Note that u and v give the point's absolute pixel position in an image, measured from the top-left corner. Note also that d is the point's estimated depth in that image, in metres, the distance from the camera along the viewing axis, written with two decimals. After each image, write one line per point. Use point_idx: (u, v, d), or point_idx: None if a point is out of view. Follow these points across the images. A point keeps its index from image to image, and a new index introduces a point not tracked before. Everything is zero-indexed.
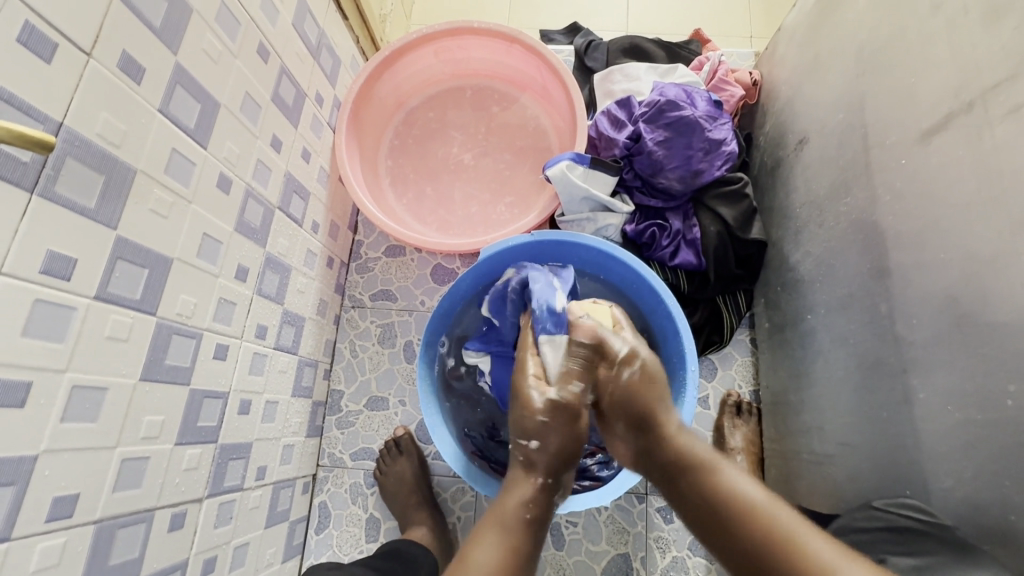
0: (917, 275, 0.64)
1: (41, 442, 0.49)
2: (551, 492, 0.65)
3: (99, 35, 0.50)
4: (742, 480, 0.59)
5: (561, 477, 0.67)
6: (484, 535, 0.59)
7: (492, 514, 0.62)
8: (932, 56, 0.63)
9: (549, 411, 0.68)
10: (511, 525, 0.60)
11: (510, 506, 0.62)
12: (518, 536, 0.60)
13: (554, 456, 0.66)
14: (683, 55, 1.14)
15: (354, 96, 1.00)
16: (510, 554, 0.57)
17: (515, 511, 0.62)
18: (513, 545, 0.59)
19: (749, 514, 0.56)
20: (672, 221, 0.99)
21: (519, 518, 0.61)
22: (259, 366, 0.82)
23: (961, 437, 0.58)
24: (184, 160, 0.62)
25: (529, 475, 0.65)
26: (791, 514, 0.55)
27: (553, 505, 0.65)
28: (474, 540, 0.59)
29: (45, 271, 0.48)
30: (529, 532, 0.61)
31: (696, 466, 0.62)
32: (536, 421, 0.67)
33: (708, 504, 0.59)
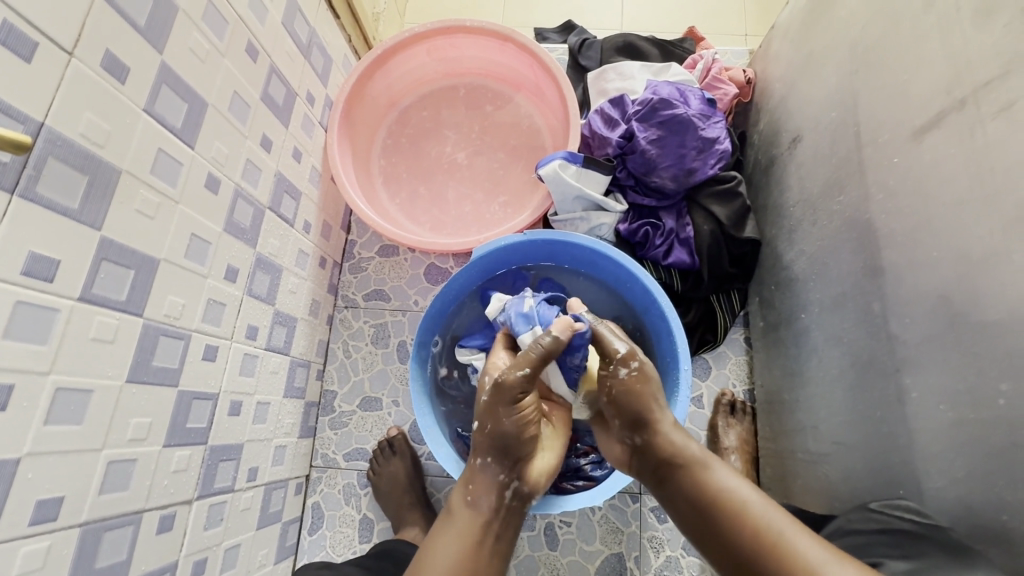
0: (909, 273, 0.63)
1: (24, 445, 0.48)
2: (501, 480, 0.67)
3: (81, 34, 0.50)
4: (734, 479, 0.61)
5: (512, 460, 0.68)
6: (442, 528, 0.65)
7: (452, 507, 0.67)
8: (925, 53, 0.63)
9: (495, 395, 0.67)
10: (466, 527, 0.64)
11: (461, 496, 0.67)
12: (472, 523, 0.64)
13: (505, 442, 0.67)
14: (678, 54, 1.13)
15: (347, 95, 0.99)
16: (463, 541, 0.63)
17: (463, 501, 0.66)
18: (465, 533, 0.64)
19: (743, 513, 0.58)
20: (666, 220, 0.99)
21: (475, 517, 0.65)
22: (250, 366, 0.81)
23: (954, 436, 0.58)
24: (171, 160, 0.62)
25: (476, 462, 0.68)
26: (785, 517, 0.57)
27: (509, 495, 0.67)
28: (437, 531, 0.65)
29: (27, 272, 0.47)
30: (481, 521, 0.65)
31: (691, 464, 0.63)
32: (483, 404, 0.69)
33: (703, 503, 0.60)
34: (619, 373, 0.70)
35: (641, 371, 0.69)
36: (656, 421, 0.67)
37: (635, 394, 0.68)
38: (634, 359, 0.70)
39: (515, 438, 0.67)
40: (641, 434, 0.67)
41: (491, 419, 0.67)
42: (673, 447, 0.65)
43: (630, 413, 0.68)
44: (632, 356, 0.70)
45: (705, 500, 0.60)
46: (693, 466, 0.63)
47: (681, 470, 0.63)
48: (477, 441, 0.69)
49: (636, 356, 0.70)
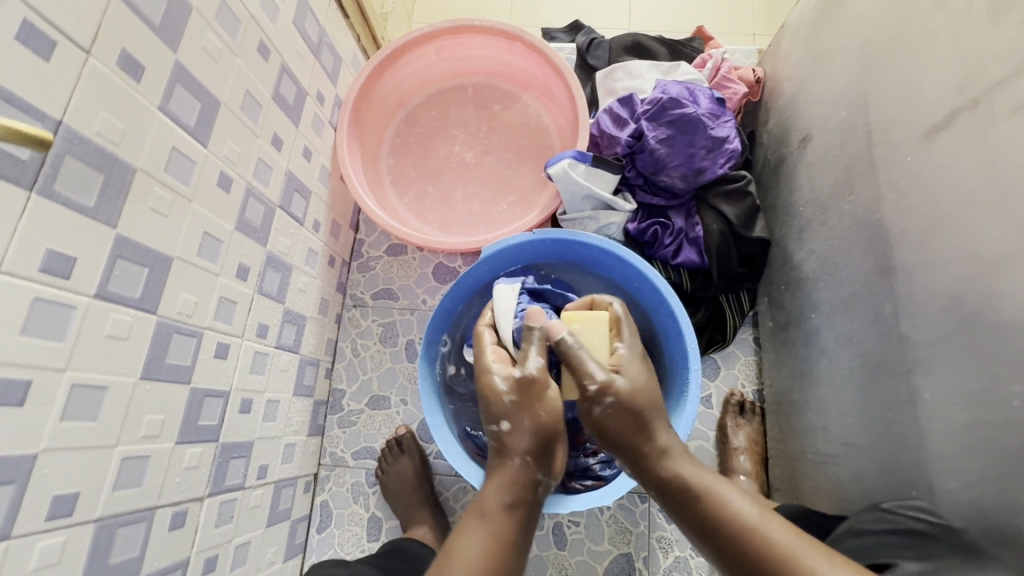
0: (923, 273, 0.63)
1: (40, 441, 0.49)
2: (535, 476, 0.64)
3: (98, 33, 0.50)
4: (736, 500, 0.59)
5: (547, 459, 0.65)
6: (468, 529, 0.60)
7: (474, 506, 0.63)
8: (938, 51, 0.63)
9: (517, 390, 0.67)
10: (498, 525, 0.60)
11: (489, 496, 0.62)
12: (502, 522, 0.60)
13: (538, 437, 0.64)
14: (686, 53, 1.13)
15: (356, 95, 1.00)
16: (497, 546, 0.58)
17: (497, 500, 0.62)
18: (496, 534, 0.59)
19: (748, 537, 0.56)
20: (675, 219, 0.98)
21: (508, 518, 0.61)
22: (260, 364, 0.81)
23: (968, 437, 0.57)
24: (184, 159, 0.62)
25: (511, 460, 0.64)
26: (794, 537, 0.56)
27: (542, 492, 0.64)
28: (459, 534, 0.60)
29: (44, 269, 0.47)
30: (516, 521, 0.61)
31: (691, 487, 0.61)
32: (512, 402, 0.66)
33: (709, 528, 0.59)
34: (595, 411, 0.66)
35: (616, 407, 0.64)
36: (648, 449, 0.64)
37: (620, 429, 0.64)
38: (609, 394, 0.64)
39: (552, 433, 0.65)
40: (637, 462, 0.65)
41: (515, 413, 0.66)
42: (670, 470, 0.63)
43: (621, 444, 0.65)
44: (607, 389, 0.64)
45: (709, 524, 0.59)
46: (693, 490, 0.61)
47: (681, 494, 0.62)
48: (509, 441, 0.65)
49: (609, 390, 0.64)
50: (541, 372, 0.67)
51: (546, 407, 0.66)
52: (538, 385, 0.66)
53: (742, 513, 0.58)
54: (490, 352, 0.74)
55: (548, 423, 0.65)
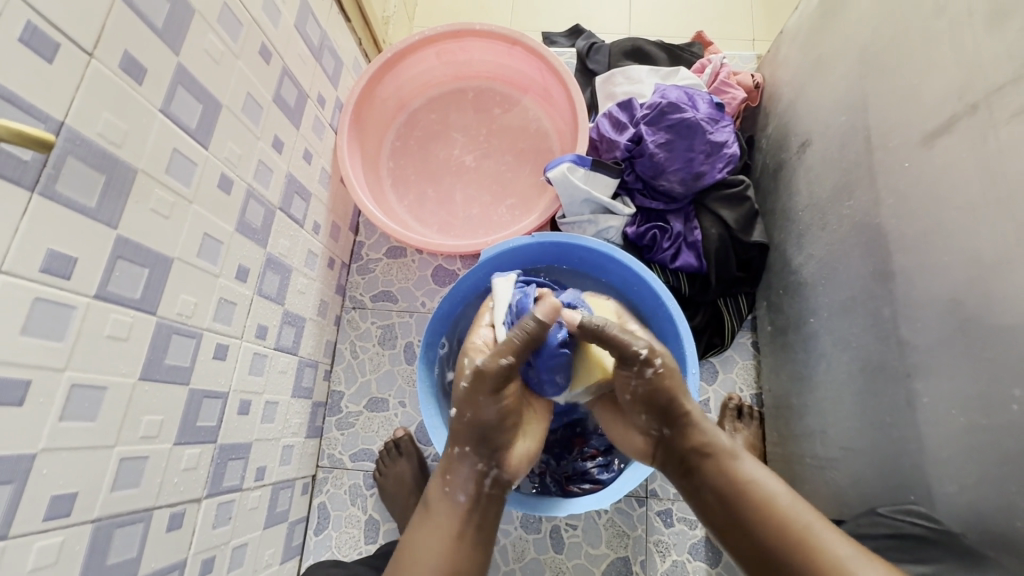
0: (921, 277, 0.63)
1: (39, 441, 0.49)
2: (478, 468, 0.69)
3: (101, 36, 0.51)
4: (762, 470, 0.62)
5: (492, 449, 0.69)
6: (417, 521, 0.66)
7: (424, 499, 0.69)
8: (936, 58, 0.63)
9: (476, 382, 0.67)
10: (445, 518, 0.66)
11: (435, 487, 0.69)
12: (447, 511, 0.66)
13: (482, 426, 0.68)
14: (685, 58, 1.13)
15: (357, 98, 1.00)
16: (442, 533, 0.64)
17: (442, 493, 0.67)
18: (443, 524, 0.65)
19: (768, 506, 0.58)
20: (674, 223, 0.99)
21: (455, 510, 0.66)
22: (259, 366, 0.82)
23: (967, 441, 0.57)
24: (185, 160, 0.62)
25: (456, 451, 0.69)
26: (811, 512, 0.58)
27: (488, 483, 0.68)
28: (410, 527, 0.67)
29: (45, 270, 0.48)
30: (460, 510, 0.66)
31: (722, 455, 0.64)
32: (462, 392, 0.69)
33: (728, 494, 0.61)
34: (646, 374, 0.67)
35: (667, 367, 0.67)
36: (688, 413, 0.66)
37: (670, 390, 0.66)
38: (657, 356, 0.67)
39: (495, 427, 0.68)
40: (673, 425, 0.67)
41: (471, 405, 0.68)
42: (703, 438, 0.65)
43: (664, 407, 0.67)
44: (656, 353, 0.67)
45: (732, 490, 0.61)
46: (726, 458, 0.63)
47: (709, 462, 0.64)
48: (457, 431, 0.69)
49: (659, 354, 0.67)
50: (490, 362, 0.67)
51: (489, 400, 0.67)
52: (489, 377, 0.67)
53: (767, 482, 0.60)
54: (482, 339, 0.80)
55: (494, 413, 0.68)
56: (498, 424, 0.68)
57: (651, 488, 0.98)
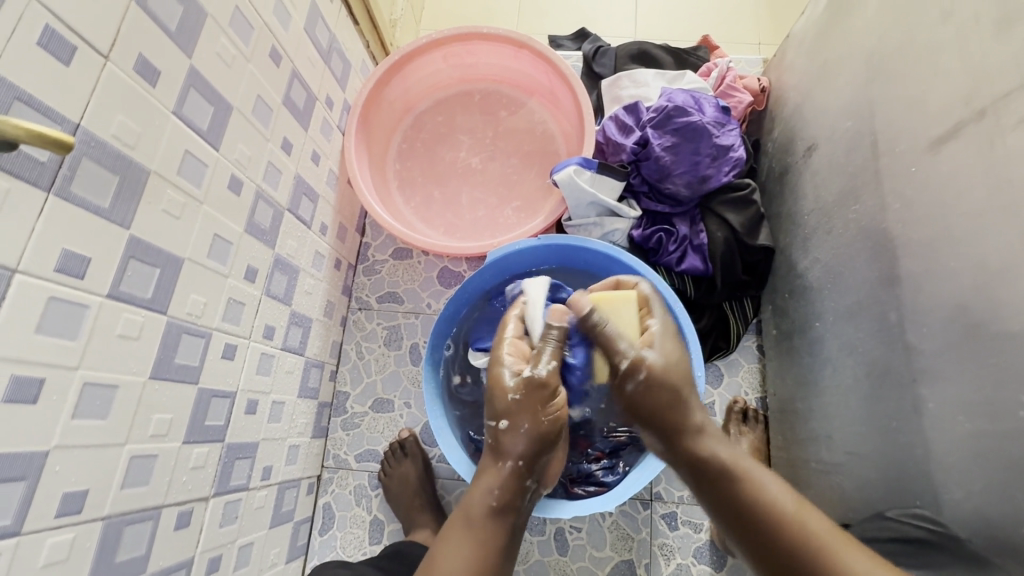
0: (927, 282, 0.63)
1: (51, 439, 0.49)
2: (523, 483, 0.64)
3: (116, 39, 0.51)
4: (773, 484, 0.56)
5: (537, 464, 0.65)
6: (455, 537, 0.59)
7: (460, 513, 0.62)
8: (944, 63, 0.63)
9: (526, 390, 0.67)
10: (483, 534, 0.60)
11: (478, 501, 0.62)
12: (491, 528, 0.60)
13: (538, 442, 0.65)
14: (692, 61, 1.14)
15: (364, 100, 1.01)
16: (484, 556, 0.58)
17: (487, 510, 0.61)
18: (484, 544, 0.59)
19: (784, 529, 0.53)
20: (679, 226, 0.99)
21: (494, 524, 0.61)
22: (266, 366, 0.82)
23: (973, 447, 0.57)
24: (197, 162, 0.63)
25: (505, 465, 0.64)
26: (830, 530, 0.52)
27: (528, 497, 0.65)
28: (442, 544, 0.59)
29: (59, 269, 0.48)
30: (501, 529, 0.61)
31: (728, 472, 0.58)
32: (517, 400, 0.66)
33: (740, 515, 0.55)
34: (627, 389, 0.66)
35: (648, 384, 0.64)
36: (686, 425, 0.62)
37: (660, 404, 0.63)
38: (642, 368, 0.65)
39: (543, 440, 0.65)
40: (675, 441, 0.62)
41: (519, 415, 0.66)
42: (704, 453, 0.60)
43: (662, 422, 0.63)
44: (638, 365, 0.65)
45: (742, 511, 0.55)
46: (733, 475, 0.58)
47: (716, 479, 0.58)
48: (509, 444, 0.65)
49: (643, 367, 0.65)
50: (548, 374, 0.68)
51: (551, 415, 0.67)
52: (546, 386, 0.67)
53: (779, 499, 0.55)
54: (508, 344, 0.75)
55: (551, 427, 0.66)
56: (548, 441, 0.66)
57: (656, 491, 0.98)
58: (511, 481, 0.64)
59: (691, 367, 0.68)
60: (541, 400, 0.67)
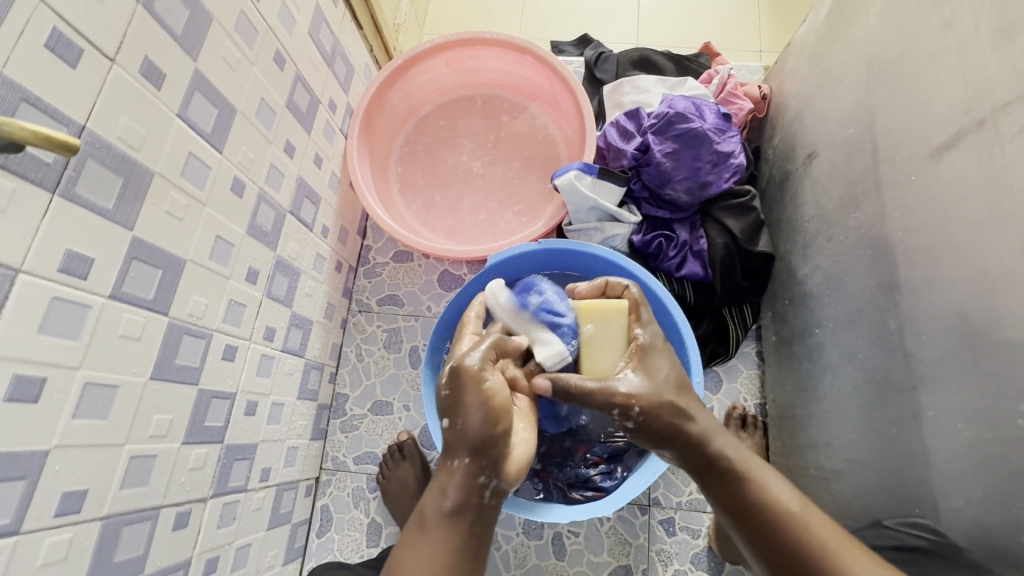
0: (926, 290, 0.64)
1: (52, 438, 0.49)
2: (475, 480, 0.60)
3: (122, 43, 0.52)
4: (781, 489, 0.58)
5: (486, 456, 0.61)
6: (412, 544, 0.58)
7: (417, 519, 0.60)
8: (943, 73, 0.64)
9: (462, 382, 0.63)
10: (438, 539, 0.58)
11: (431, 505, 0.60)
12: (444, 531, 0.58)
13: (476, 432, 0.61)
14: (693, 68, 1.14)
15: (367, 104, 1.02)
16: (442, 558, 0.56)
17: (437, 512, 0.59)
18: (440, 548, 0.57)
19: (789, 528, 0.55)
20: (680, 232, 0.99)
21: (448, 528, 0.58)
22: (266, 368, 0.82)
23: (971, 455, 0.57)
24: (200, 164, 0.63)
25: (454, 463, 0.61)
26: (831, 529, 0.55)
27: (486, 494, 0.60)
28: (401, 548, 0.58)
29: (62, 270, 0.49)
30: (458, 528, 0.59)
31: (738, 474, 0.60)
32: (450, 394, 0.63)
33: (745, 513, 0.58)
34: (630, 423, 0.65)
35: (645, 417, 0.63)
36: (695, 432, 0.62)
37: (666, 425, 0.63)
38: (634, 403, 0.63)
39: (486, 430, 0.61)
40: (683, 448, 0.62)
41: (460, 408, 0.62)
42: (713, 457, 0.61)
43: (665, 433, 0.63)
44: (632, 402, 0.64)
45: (749, 508, 0.57)
46: (742, 478, 0.59)
47: (722, 481, 0.60)
48: (450, 440, 0.62)
49: (635, 401, 0.63)
50: (484, 363, 0.65)
51: (478, 402, 0.61)
52: (478, 373, 0.63)
53: (783, 500, 0.57)
54: (468, 340, 0.74)
55: (485, 414, 0.61)
56: (491, 428, 0.61)
57: (654, 496, 0.98)
58: (461, 479, 0.60)
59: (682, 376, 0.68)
60: (471, 386, 0.62)
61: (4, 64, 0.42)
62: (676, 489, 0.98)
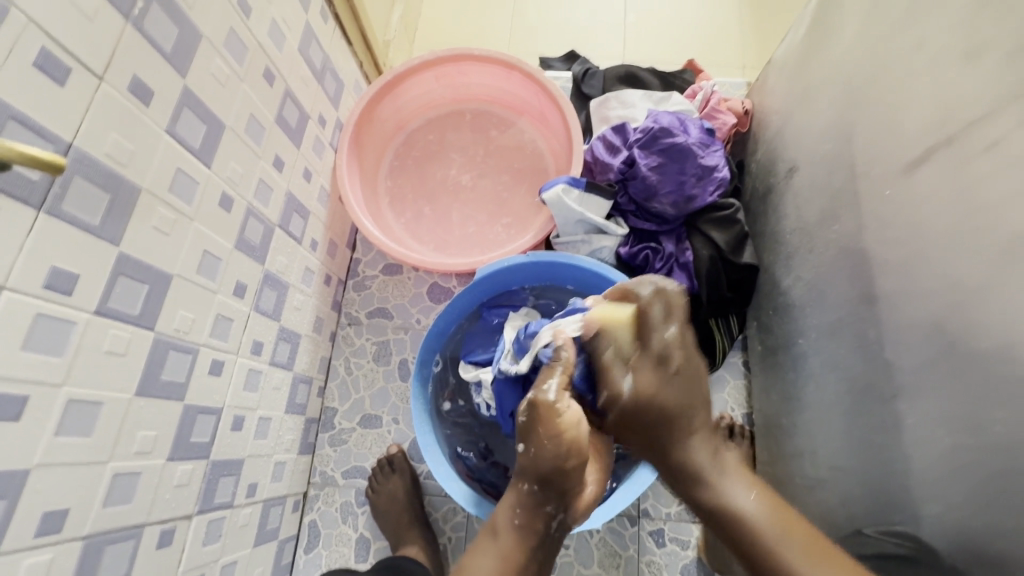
0: (903, 302, 0.65)
1: (34, 456, 0.49)
2: (547, 508, 0.61)
3: (111, 61, 0.52)
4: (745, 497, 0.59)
5: (559, 486, 0.61)
6: (479, 549, 0.61)
7: (491, 526, 0.63)
8: (914, 93, 0.66)
9: (534, 414, 0.61)
10: (510, 548, 0.60)
11: (503, 518, 0.62)
12: (511, 544, 0.60)
13: (554, 461, 0.59)
14: (677, 84, 1.17)
15: (357, 118, 1.03)
16: (510, 566, 0.59)
17: (508, 522, 0.61)
18: (508, 559, 0.59)
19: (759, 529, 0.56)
20: (666, 244, 1.01)
21: (518, 541, 0.60)
22: (254, 382, 0.82)
23: (949, 462, 0.59)
24: (188, 179, 0.64)
25: (522, 485, 0.62)
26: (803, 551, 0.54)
27: (554, 525, 0.62)
28: (472, 553, 0.61)
29: (47, 285, 0.49)
30: (527, 544, 0.61)
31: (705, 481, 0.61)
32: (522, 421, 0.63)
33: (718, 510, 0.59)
34: (667, 361, 0.63)
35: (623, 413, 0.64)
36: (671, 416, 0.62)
37: (683, 391, 0.62)
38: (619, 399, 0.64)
39: (557, 466, 0.59)
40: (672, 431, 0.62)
41: (530, 437, 0.61)
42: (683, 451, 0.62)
43: (656, 414, 0.62)
44: (672, 331, 0.64)
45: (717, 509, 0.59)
46: (709, 476, 0.61)
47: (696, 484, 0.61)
48: (522, 464, 0.62)
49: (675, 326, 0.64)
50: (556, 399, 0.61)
51: (553, 437, 0.59)
52: (548, 406, 0.61)
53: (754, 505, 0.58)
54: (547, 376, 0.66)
55: (560, 448, 0.59)
56: (568, 462, 0.59)
57: (643, 507, 0.98)
58: (532, 504, 0.62)
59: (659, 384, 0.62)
60: (540, 421, 0.60)
61: None
62: (665, 500, 0.99)
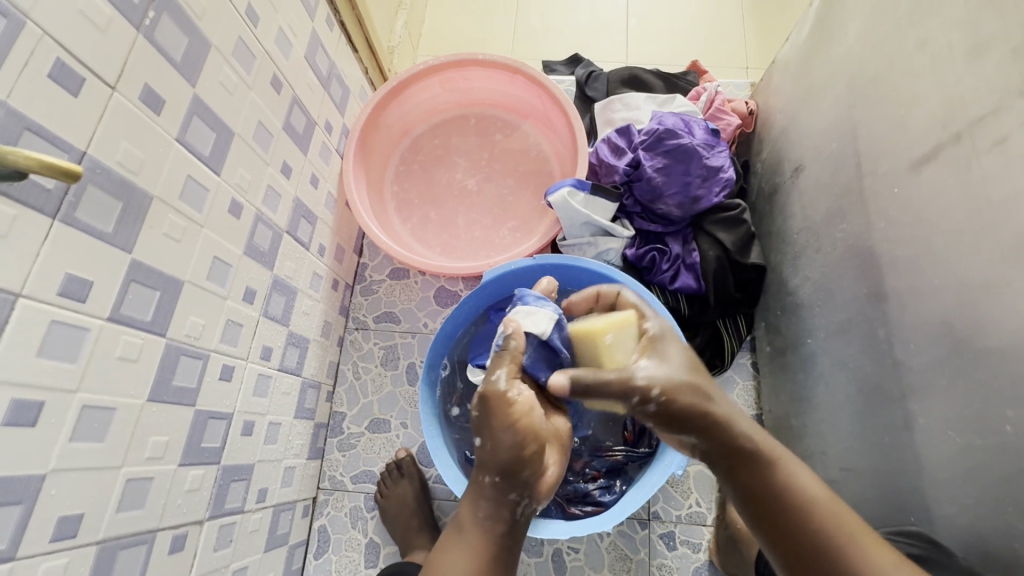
0: (912, 300, 0.65)
1: (49, 462, 0.50)
2: (511, 498, 0.60)
3: (123, 71, 0.53)
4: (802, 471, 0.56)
5: (517, 477, 0.59)
6: (449, 547, 0.60)
7: (456, 521, 0.63)
8: (920, 91, 0.66)
9: (486, 408, 0.61)
10: (476, 545, 0.59)
11: (467, 511, 0.62)
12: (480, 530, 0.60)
13: (507, 451, 0.58)
14: (682, 86, 1.17)
15: (363, 124, 1.04)
16: (476, 563, 0.58)
17: (474, 518, 0.61)
18: (476, 553, 0.59)
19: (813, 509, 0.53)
20: (672, 245, 1.00)
21: (485, 534, 0.60)
22: (263, 387, 0.82)
23: (963, 463, 0.58)
24: (198, 187, 0.64)
25: (484, 479, 0.61)
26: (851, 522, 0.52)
27: (519, 511, 0.61)
28: (440, 551, 0.60)
29: (62, 293, 0.49)
30: (495, 534, 0.60)
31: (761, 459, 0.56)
32: (476, 416, 0.62)
33: (759, 495, 0.55)
34: (649, 409, 0.57)
35: (668, 399, 0.56)
36: (714, 420, 0.56)
37: (687, 411, 0.56)
38: (654, 385, 0.56)
39: (513, 457, 0.59)
40: (702, 434, 0.57)
41: (486, 431, 0.60)
42: (737, 439, 0.56)
43: (677, 421, 0.57)
44: (652, 384, 0.56)
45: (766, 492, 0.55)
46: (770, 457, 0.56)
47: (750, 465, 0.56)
48: (480, 459, 0.61)
49: (655, 384, 0.56)
50: (507, 387, 0.61)
51: (507, 428, 0.59)
52: (497, 397, 0.61)
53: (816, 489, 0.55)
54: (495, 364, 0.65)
55: (514, 437, 0.58)
56: (523, 450, 0.59)
57: (654, 510, 0.98)
58: (497, 494, 0.61)
59: (699, 379, 0.58)
60: (493, 414, 0.60)
61: (7, 94, 0.44)
62: (676, 503, 0.98)
